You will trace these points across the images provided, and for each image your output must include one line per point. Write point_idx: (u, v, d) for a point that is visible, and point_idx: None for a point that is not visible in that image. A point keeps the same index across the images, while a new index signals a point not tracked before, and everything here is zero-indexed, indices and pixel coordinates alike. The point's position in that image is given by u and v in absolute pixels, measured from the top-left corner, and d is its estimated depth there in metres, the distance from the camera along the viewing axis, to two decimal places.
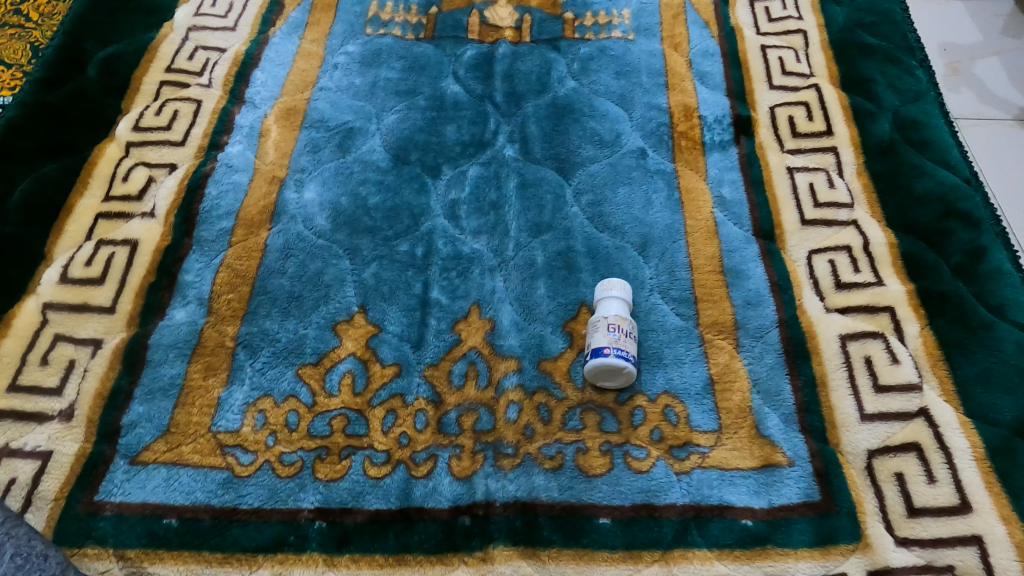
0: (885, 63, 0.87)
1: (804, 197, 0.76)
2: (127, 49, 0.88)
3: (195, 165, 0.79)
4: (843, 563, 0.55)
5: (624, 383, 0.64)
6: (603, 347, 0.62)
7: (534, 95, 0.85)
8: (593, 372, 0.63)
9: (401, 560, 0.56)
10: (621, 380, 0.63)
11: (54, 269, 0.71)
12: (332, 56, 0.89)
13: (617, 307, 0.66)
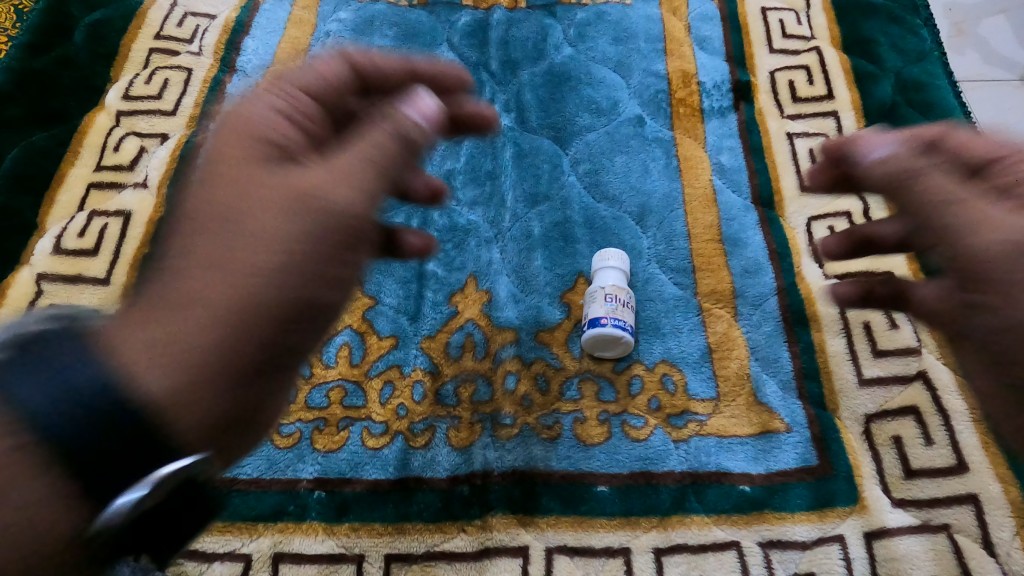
0: (888, 23, 0.85)
1: (804, 162, 0.75)
2: (115, 14, 0.86)
3: (187, 135, 0.78)
4: (839, 525, 0.56)
5: (622, 353, 0.63)
6: (600, 318, 0.62)
7: (530, 62, 0.84)
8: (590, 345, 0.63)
9: (400, 528, 0.56)
10: (619, 349, 0.63)
11: (47, 239, 0.71)
12: (324, 23, 0.87)
13: (615, 277, 0.65)
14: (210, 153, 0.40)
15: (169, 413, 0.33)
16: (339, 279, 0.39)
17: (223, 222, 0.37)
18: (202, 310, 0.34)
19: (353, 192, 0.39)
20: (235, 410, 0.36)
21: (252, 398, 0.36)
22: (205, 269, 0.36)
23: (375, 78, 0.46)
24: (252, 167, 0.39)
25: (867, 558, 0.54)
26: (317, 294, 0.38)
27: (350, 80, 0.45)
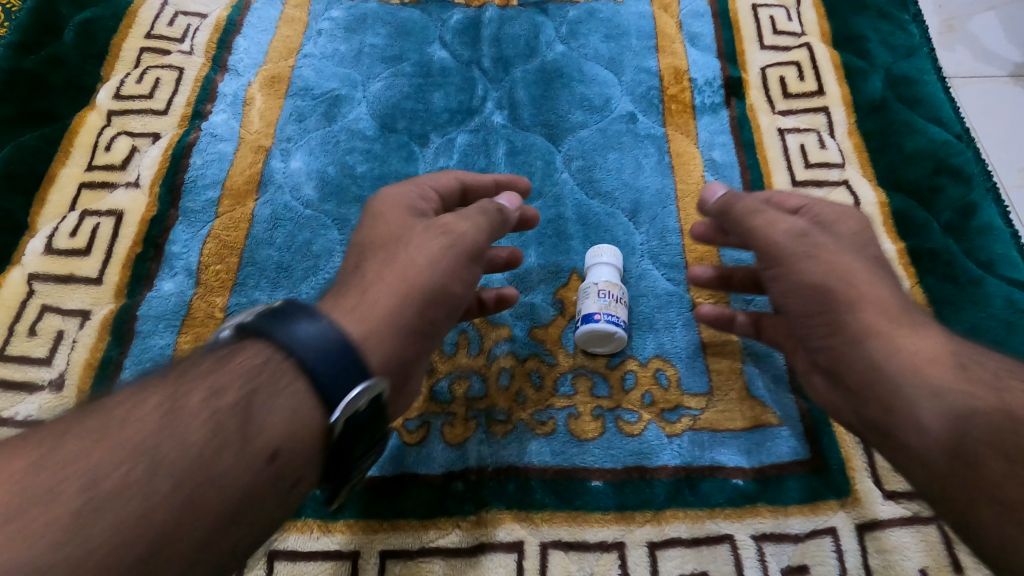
0: (878, 19, 0.86)
1: (795, 157, 0.76)
2: (105, 14, 0.86)
3: (179, 134, 0.78)
4: (831, 518, 0.56)
5: (615, 349, 0.64)
6: (593, 314, 0.62)
7: (522, 59, 0.84)
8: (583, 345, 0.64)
9: (396, 525, 0.56)
10: (612, 345, 0.63)
11: (38, 239, 0.70)
12: (316, 21, 0.87)
13: (608, 273, 0.65)
14: (374, 208, 0.55)
15: (370, 346, 0.43)
16: (467, 277, 0.51)
17: (382, 253, 0.50)
18: (386, 286, 0.47)
19: (476, 231, 0.53)
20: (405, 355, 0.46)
21: (419, 351, 0.48)
22: (383, 267, 0.48)
23: (473, 183, 0.61)
24: (407, 222, 0.52)
25: (859, 550, 0.55)
26: (456, 278, 0.50)
27: (456, 187, 0.60)
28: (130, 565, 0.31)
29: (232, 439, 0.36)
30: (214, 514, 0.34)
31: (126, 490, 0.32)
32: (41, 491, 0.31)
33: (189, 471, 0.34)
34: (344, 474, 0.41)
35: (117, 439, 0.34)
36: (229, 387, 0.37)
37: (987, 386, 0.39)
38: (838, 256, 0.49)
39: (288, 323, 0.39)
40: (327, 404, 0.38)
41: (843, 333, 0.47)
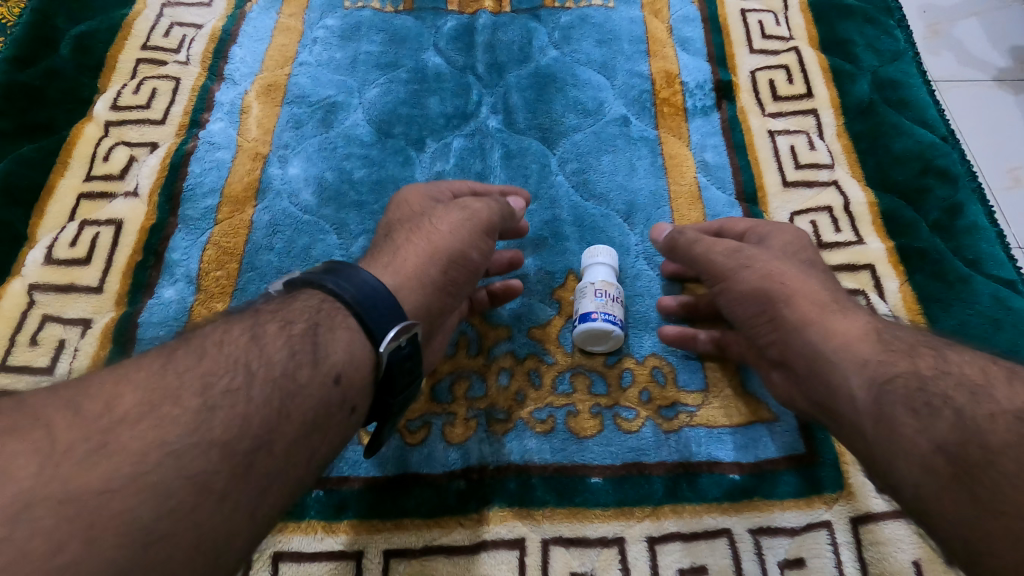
0: (864, 24, 0.88)
1: (786, 158, 0.77)
2: (101, 26, 0.87)
3: (177, 143, 0.78)
4: (826, 511, 0.57)
5: (613, 347, 0.64)
6: (590, 313, 0.63)
7: (516, 65, 0.85)
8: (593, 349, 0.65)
9: (399, 524, 0.57)
10: (610, 344, 0.64)
11: (38, 250, 0.71)
12: (311, 30, 0.88)
13: (604, 273, 0.66)
14: (400, 197, 0.63)
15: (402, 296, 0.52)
16: (484, 248, 0.58)
17: (408, 226, 0.58)
18: (415, 251, 0.55)
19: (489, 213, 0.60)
20: (431, 309, 0.54)
21: (440, 309, 0.55)
22: (410, 236, 0.56)
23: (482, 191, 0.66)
24: (428, 205, 0.61)
25: (854, 543, 0.56)
26: (471, 247, 0.57)
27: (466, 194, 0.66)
28: (241, 457, 0.37)
29: (305, 361, 0.42)
30: (297, 422, 0.40)
31: (232, 397, 0.38)
32: (166, 394, 0.37)
33: (277, 384, 0.40)
34: (387, 406, 0.48)
35: (217, 358, 0.40)
36: (297, 321, 0.44)
37: (902, 354, 0.45)
38: (771, 264, 0.55)
39: (340, 276, 0.47)
40: (374, 339, 0.46)
41: (780, 325, 0.53)
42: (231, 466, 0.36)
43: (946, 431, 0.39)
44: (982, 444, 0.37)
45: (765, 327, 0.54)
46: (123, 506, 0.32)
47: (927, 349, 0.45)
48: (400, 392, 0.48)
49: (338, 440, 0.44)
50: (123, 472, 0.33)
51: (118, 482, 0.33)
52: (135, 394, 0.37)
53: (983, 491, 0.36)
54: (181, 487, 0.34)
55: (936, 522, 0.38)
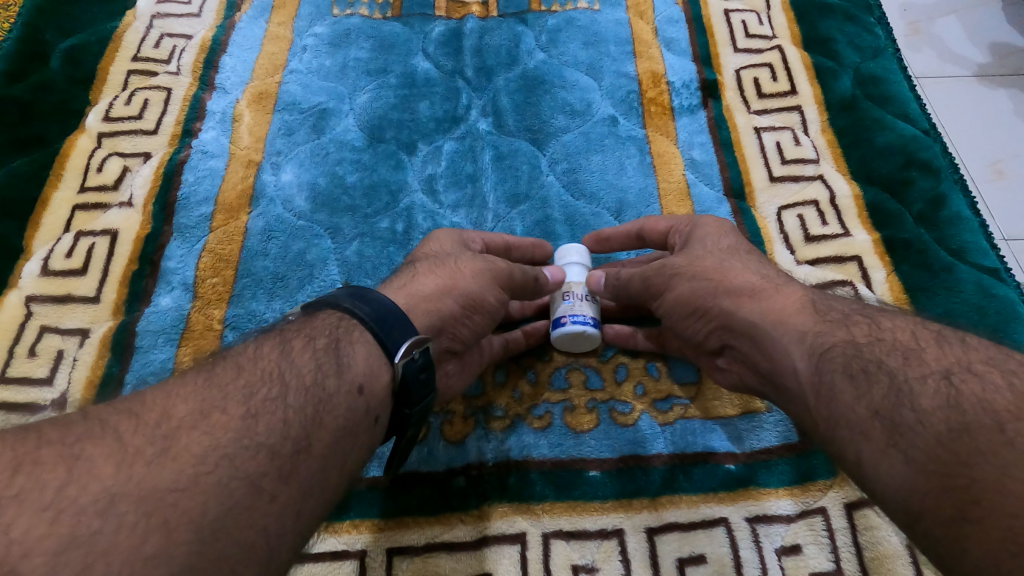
0: (844, 21, 0.90)
1: (772, 154, 0.79)
2: (91, 39, 0.87)
3: (169, 153, 0.79)
4: (821, 498, 0.58)
5: (590, 345, 0.64)
6: (561, 317, 0.62)
7: (504, 68, 0.86)
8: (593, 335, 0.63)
9: (400, 522, 0.58)
10: (585, 343, 0.64)
11: (34, 262, 0.71)
12: (300, 38, 0.89)
13: (576, 271, 0.65)
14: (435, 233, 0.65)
15: (418, 320, 0.53)
16: (503, 298, 0.60)
17: (433, 259, 0.59)
18: (434, 281, 0.56)
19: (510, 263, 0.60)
20: (446, 336, 0.55)
21: (460, 338, 0.57)
22: (432, 269, 0.57)
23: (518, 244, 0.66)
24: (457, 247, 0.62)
25: (849, 528, 0.57)
26: (490, 290, 0.58)
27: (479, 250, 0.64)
28: (286, 458, 0.38)
29: (330, 371, 0.43)
30: (331, 429, 0.41)
31: (271, 405, 0.40)
32: (212, 404, 0.39)
33: (312, 392, 0.42)
34: (405, 418, 0.48)
35: (254, 372, 0.42)
36: (318, 336, 0.45)
37: (837, 325, 0.47)
38: (693, 266, 0.57)
39: (362, 298, 0.48)
40: (389, 351, 0.46)
41: (713, 318, 0.54)
42: (277, 467, 0.38)
43: (879, 395, 0.40)
44: (912, 406, 0.38)
45: (701, 324, 0.56)
46: (192, 502, 0.34)
47: (860, 317, 0.47)
48: (416, 403, 0.48)
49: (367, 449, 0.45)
50: (188, 473, 0.35)
51: (184, 482, 0.34)
52: (187, 404, 0.38)
53: (910, 448, 0.37)
54: (237, 487, 0.35)
55: (869, 478, 0.39)
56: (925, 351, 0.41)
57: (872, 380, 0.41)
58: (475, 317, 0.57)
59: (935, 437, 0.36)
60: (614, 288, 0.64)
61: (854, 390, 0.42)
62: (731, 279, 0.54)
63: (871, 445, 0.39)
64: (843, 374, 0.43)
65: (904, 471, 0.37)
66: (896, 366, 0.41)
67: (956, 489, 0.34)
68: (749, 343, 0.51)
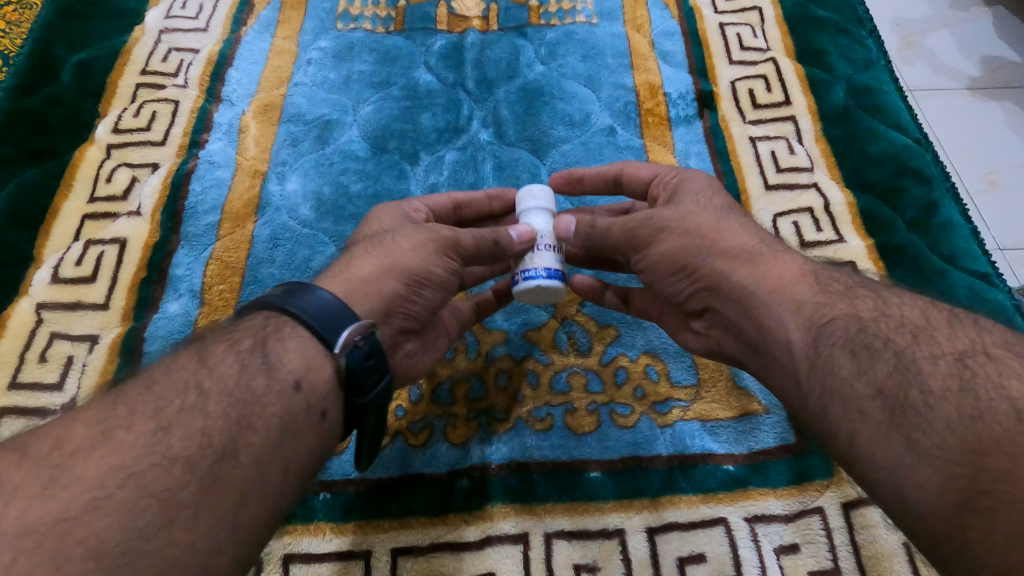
0: (837, 34, 0.92)
1: (767, 163, 0.80)
2: (100, 53, 0.89)
3: (177, 163, 0.80)
4: (818, 498, 0.59)
5: (554, 297, 0.59)
6: (530, 271, 0.57)
7: (504, 80, 0.88)
8: (555, 285, 0.57)
9: (404, 523, 0.59)
10: (551, 296, 0.59)
11: (45, 270, 0.72)
12: (305, 51, 0.91)
13: (538, 215, 0.60)
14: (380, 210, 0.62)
15: (358, 305, 0.51)
16: (451, 266, 0.56)
17: (370, 239, 0.56)
18: (371, 263, 0.53)
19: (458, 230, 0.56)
20: (397, 318, 0.54)
21: (414, 316, 0.55)
22: (368, 249, 0.55)
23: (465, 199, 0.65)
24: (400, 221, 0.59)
25: (846, 527, 0.58)
26: (435, 264, 0.55)
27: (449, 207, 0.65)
28: (205, 471, 0.38)
29: (258, 370, 0.43)
30: (264, 433, 0.41)
31: (186, 415, 0.40)
32: (117, 424, 0.38)
33: (234, 396, 0.42)
34: (361, 408, 0.48)
35: (168, 384, 0.42)
36: (245, 338, 0.45)
37: (840, 296, 0.47)
38: (685, 220, 0.54)
39: (291, 295, 0.48)
40: (330, 343, 0.46)
41: (701, 277, 0.53)
42: (197, 479, 0.37)
43: (882, 374, 0.41)
44: (921, 388, 0.39)
45: (685, 282, 0.55)
46: (89, 530, 0.33)
47: (865, 291, 0.48)
48: (368, 392, 0.47)
49: (317, 449, 0.45)
50: (82, 499, 0.34)
51: (72, 511, 0.34)
52: (85, 427, 0.38)
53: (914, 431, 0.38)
54: (147, 505, 0.35)
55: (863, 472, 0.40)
56: (936, 331, 0.42)
57: (876, 357, 0.42)
58: (426, 293, 0.55)
59: (945, 423, 0.37)
60: (589, 237, 0.59)
61: (854, 366, 0.42)
62: (727, 240, 0.53)
63: (867, 425, 0.40)
64: (844, 349, 0.43)
65: (903, 455, 0.38)
66: (902, 345, 0.42)
67: (948, 482, 0.35)
68: (736, 307, 0.51)
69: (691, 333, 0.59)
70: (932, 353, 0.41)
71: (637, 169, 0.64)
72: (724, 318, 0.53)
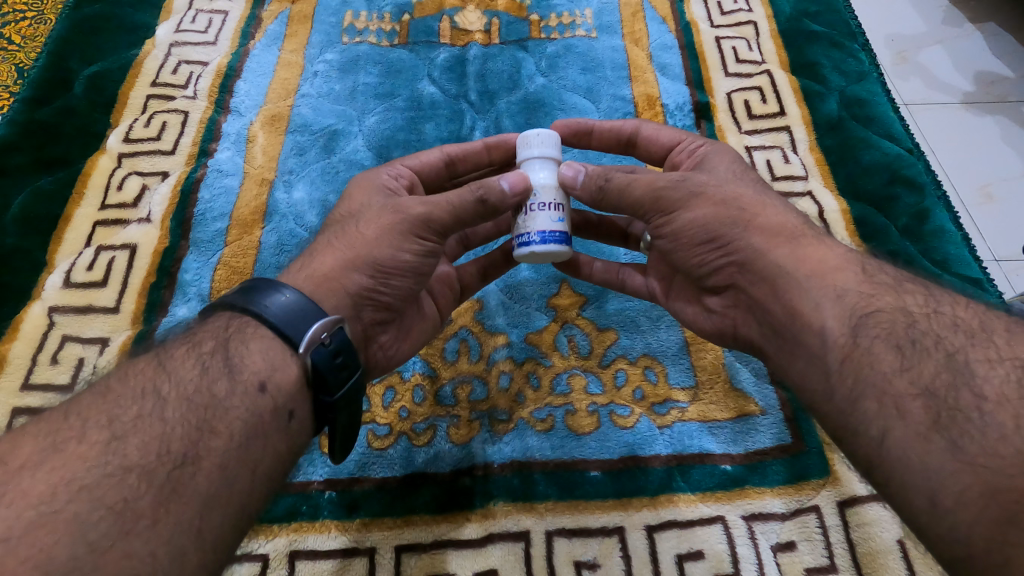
0: (830, 47, 0.95)
1: (763, 171, 0.82)
2: (112, 66, 0.92)
3: (186, 172, 0.82)
4: (814, 497, 0.60)
5: (560, 258, 0.58)
6: (527, 233, 0.56)
7: (506, 92, 0.90)
8: (552, 249, 0.55)
9: (408, 521, 0.60)
10: (554, 257, 0.57)
11: (57, 275, 0.74)
12: (312, 64, 0.93)
13: (539, 168, 0.58)
14: (352, 185, 0.62)
15: (324, 301, 0.52)
16: (419, 249, 0.55)
17: (337, 228, 0.57)
18: (335, 257, 0.54)
19: (428, 207, 0.54)
20: (366, 310, 0.55)
21: (384, 304, 0.56)
22: (332, 243, 0.55)
23: (458, 154, 0.67)
24: (370, 198, 0.59)
25: (842, 525, 0.59)
26: (403, 249, 0.54)
27: (440, 160, 0.66)
28: (163, 480, 0.38)
29: (219, 374, 0.44)
30: (226, 436, 0.42)
31: (142, 422, 0.40)
32: (70, 435, 0.38)
33: (191, 403, 0.42)
34: (330, 407, 0.48)
35: (124, 391, 0.42)
36: (206, 340, 0.47)
37: (886, 288, 0.47)
38: (721, 189, 0.54)
39: (250, 293, 0.48)
40: (294, 343, 0.47)
41: (734, 251, 0.53)
42: (154, 490, 0.38)
43: (932, 370, 0.41)
44: (974, 391, 0.38)
45: (715, 254, 0.54)
46: (35, 546, 0.33)
47: (915, 287, 0.47)
48: (337, 389, 0.48)
49: (283, 450, 0.45)
50: (26, 517, 0.34)
51: (18, 528, 0.33)
52: (36, 441, 0.38)
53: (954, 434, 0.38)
54: (101, 518, 0.35)
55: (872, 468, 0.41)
56: (993, 335, 0.41)
57: (923, 355, 0.41)
58: (394, 281, 0.55)
59: (999, 432, 0.36)
60: (602, 190, 0.56)
61: (898, 361, 0.42)
62: (767, 216, 0.53)
63: (905, 426, 0.40)
64: (887, 342, 0.43)
65: (944, 459, 0.37)
66: (955, 345, 0.41)
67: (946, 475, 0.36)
68: (767, 287, 0.51)
69: (702, 308, 0.60)
70: (988, 357, 0.40)
71: (654, 133, 0.67)
72: (751, 299, 0.53)
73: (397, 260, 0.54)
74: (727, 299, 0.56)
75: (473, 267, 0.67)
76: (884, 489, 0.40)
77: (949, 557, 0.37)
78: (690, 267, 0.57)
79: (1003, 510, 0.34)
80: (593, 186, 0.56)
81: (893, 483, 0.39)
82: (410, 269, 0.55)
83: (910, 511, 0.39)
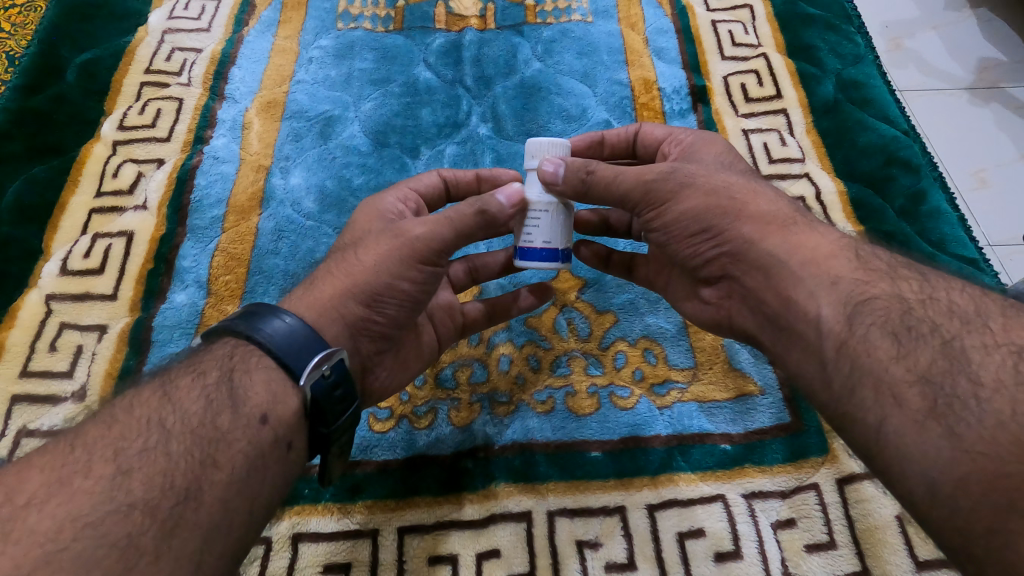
0: (826, 31, 0.95)
1: (760, 154, 0.82)
2: (104, 53, 0.91)
3: (182, 158, 0.82)
4: (813, 474, 0.61)
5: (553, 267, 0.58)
6: None
7: (502, 77, 0.90)
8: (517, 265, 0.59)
9: (411, 502, 0.60)
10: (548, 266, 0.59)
11: (54, 261, 0.74)
12: (306, 50, 0.93)
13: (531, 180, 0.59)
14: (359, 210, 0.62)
15: (325, 331, 0.52)
16: (416, 279, 0.54)
17: (342, 255, 0.57)
18: (335, 285, 0.54)
19: (429, 226, 0.54)
20: (364, 340, 0.55)
21: (380, 334, 0.56)
22: (332, 270, 0.55)
23: (453, 180, 0.67)
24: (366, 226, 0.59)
25: (841, 502, 0.59)
26: (401, 277, 0.54)
27: (439, 184, 0.66)
28: (165, 513, 0.38)
29: (224, 408, 0.44)
30: (228, 470, 0.42)
31: (147, 456, 0.40)
32: (75, 469, 0.38)
33: (196, 436, 0.42)
34: (326, 437, 0.49)
35: (130, 422, 0.42)
36: (210, 370, 0.46)
37: (881, 275, 0.47)
38: (711, 178, 0.54)
39: (251, 319, 0.48)
40: (295, 375, 0.47)
41: (727, 242, 0.53)
42: (157, 523, 0.37)
43: (927, 360, 0.41)
44: (970, 377, 0.39)
45: (706, 244, 0.54)
46: None
47: (908, 272, 0.47)
48: (334, 421, 0.48)
49: (281, 480, 0.45)
50: (33, 555, 0.34)
51: (20, 558, 0.33)
52: (41, 474, 0.38)
53: (947, 419, 0.38)
54: (104, 546, 0.35)
55: (870, 454, 0.41)
56: (989, 321, 0.42)
57: (920, 341, 0.42)
58: (390, 309, 0.54)
59: (996, 419, 0.36)
60: (584, 183, 0.55)
61: (894, 348, 0.42)
62: (761, 205, 0.53)
63: (902, 412, 0.40)
64: (883, 329, 0.43)
65: (942, 447, 0.37)
66: (951, 331, 0.42)
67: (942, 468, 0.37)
68: (761, 275, 0.51)
69: (697, 299, 0.60)
70: (984, 343, 0.40)
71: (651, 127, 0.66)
72: (745, 287, 0.53)
73: (392, 292, 0.54)
74: (720, 290, 0.57)
75: (479, 306, 0.66)
76: (884, 476, 0.41)
77: (949, 539, 0.37)
78: (683, 257, 0.57)
79: (1000, 499, 0.35)
80: (576, 178, 0.56)
81: (892, 473, 0.40)
82: (408, 299, 0.55)
83: (912, 501, 0.39)
